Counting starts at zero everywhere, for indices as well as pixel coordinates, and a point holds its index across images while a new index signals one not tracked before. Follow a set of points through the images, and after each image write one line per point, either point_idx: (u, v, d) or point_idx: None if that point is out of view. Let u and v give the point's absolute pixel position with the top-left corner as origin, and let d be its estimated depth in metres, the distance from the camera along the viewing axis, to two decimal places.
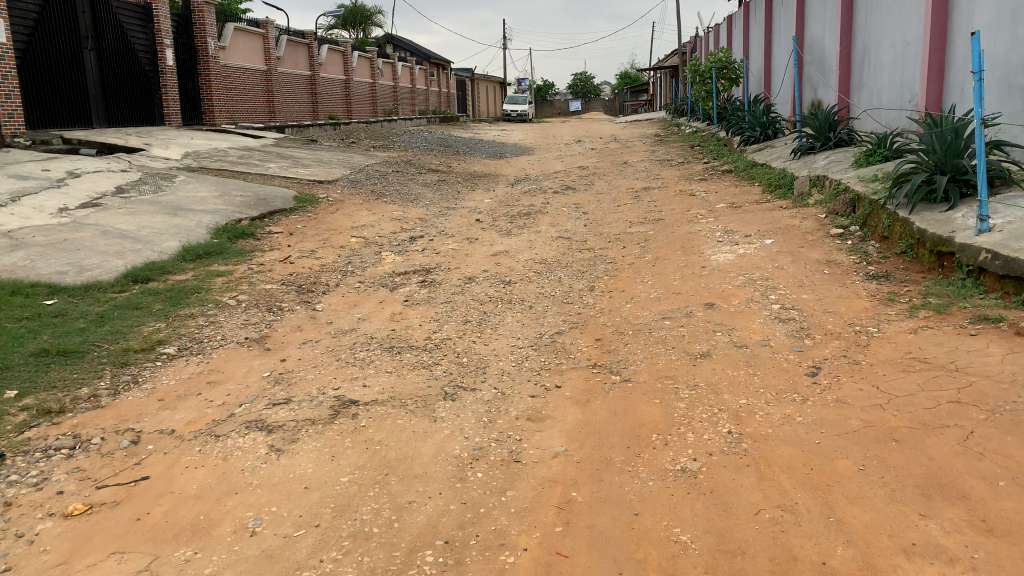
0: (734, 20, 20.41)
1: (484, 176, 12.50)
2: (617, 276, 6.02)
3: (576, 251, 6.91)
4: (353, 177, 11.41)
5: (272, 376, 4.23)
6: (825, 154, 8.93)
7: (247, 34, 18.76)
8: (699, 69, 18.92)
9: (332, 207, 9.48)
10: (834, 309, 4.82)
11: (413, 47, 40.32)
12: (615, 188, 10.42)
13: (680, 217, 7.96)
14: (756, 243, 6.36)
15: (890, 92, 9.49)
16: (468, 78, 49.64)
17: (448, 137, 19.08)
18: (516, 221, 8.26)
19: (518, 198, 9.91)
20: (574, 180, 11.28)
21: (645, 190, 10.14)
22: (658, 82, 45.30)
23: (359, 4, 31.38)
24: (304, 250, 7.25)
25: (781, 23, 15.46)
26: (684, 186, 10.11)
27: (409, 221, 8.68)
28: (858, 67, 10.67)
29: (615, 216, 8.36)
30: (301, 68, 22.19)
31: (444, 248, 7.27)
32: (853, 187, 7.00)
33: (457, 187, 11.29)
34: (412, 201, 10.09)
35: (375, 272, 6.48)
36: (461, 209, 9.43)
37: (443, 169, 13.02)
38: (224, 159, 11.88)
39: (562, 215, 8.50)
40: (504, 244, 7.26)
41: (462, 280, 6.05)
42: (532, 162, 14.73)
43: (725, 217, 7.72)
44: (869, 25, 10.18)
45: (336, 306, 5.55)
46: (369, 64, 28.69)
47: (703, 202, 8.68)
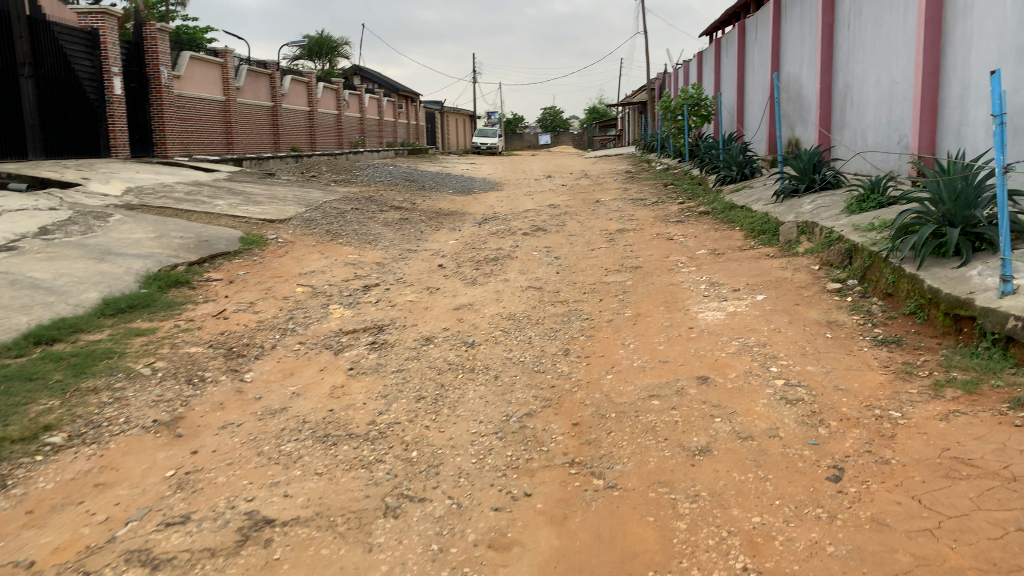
0: (705, 56, 20.13)
1: (449, 214, 11.80)
2: (593, 336, 5.32)
3: (548, 304, 6.21)
4: (308, 216, 10.65)
5: (175, 478, 3.45)
6: (810, 197, 8.37)
7: (204, 63, 18.03)
8: (671, 104, 18.52)
9: (281, 250, 8.70)
10: (846, 385, 4.16)
11: (381, 79, 39.82)
12: (588, 230, 9.77)
13: (660, 265, 7.32)
14: (747, 299, 5.71)
15: (875, 132, 9.00)
16: (437, 110, 49.22)
17: (414, 171, 18.40)
18: (481, 265, 7.55)
19: (484, 239, 9.21)
20: (544, 219, 10.63)
21: (619, 232, 9.51)
22: (627, 117, 45.28)
23: (324, 35, 30.83)
24: (242, 303, 6.45)
25: (756, 59, 15.11)
26: (661, 228, 9.50)
27: (364, 265, 7.94)
28: (840, 105, 10.22)
29: (590, 262, 7.69)
30: (261, 98, 21.45)
31: (401, 298, 6.53)
32: (849, 236, 6.41)
33: (420, 226, 10.58)
34: (370, 242, 9.33)
35: (320, 330, 5.71)
36: (422, 251, 8.69)
37: (406, 206, 12.29)
38: (169, 195, 11.02)
39: (531, 260, 7.81)
40: (468, 294, 6.54)
41: (418, 341, 5.29)
42: (500, 198, 14.06)
43: (708, 266, 7.08)
44: (852, 62, 9.73)
45: (269, 376, 4.77)
46: (334, 96, 28.05)
47: (683, 248, 8.06)
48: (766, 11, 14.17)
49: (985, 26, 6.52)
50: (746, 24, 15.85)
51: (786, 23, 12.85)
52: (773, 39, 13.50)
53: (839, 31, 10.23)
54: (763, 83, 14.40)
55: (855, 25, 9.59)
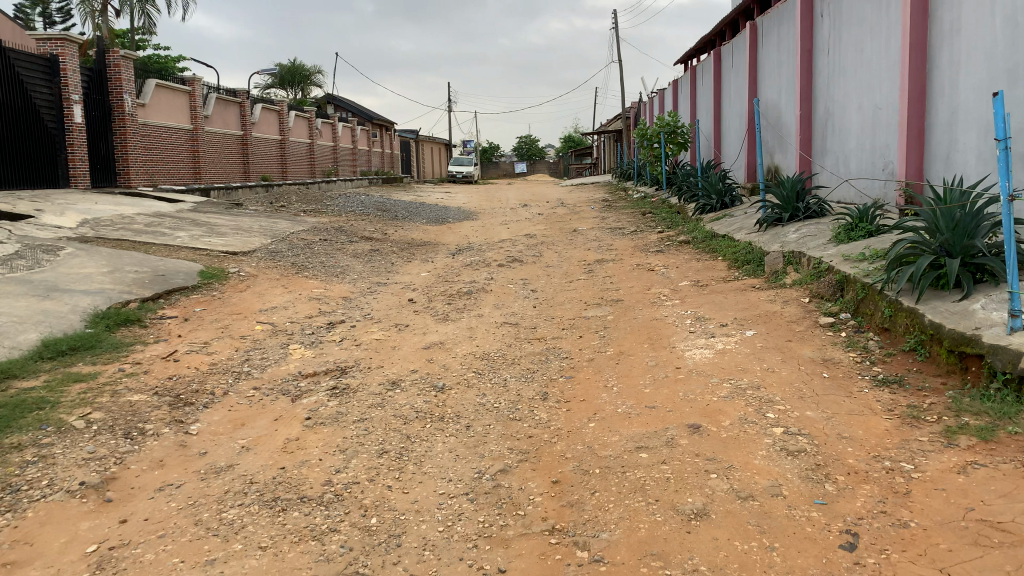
0: (681, 84, 20.08)
1: (422, 244, 11.43)
2: (573, 378, 4.93)
3: (524, 341, 5.83)
4: (274, 248, 10.22)
5: (97, 555, 2.99)
6: (794, 226, 8.12)
7: (171, 91, 17.63)
8: (647, 132, 18.38)
9: (243, 284, 8.25)
10: (850, 433, 3.80)
11: (356, 108, 39.60)
12: (565, 260, 9.43)
13: (641, 298, 6.98)
14: (736, 335, 5.37)
15: (859, 159, 8.80)
16: (412, 140, 49.08)
17: (386, 201, 18.04)
18: (454, 299, 7.17)
19: (457, 271, 8.83)
20: (519, 249, 10.29)
21: (598, 262, 9.17)
22: (602, 146, 45.42)
23: (297, 64, 30.57)
24: (195, 344, 6.00)
25: (732, 87, 15.02)
26: (640, 258, 9.19)
27: (330, 301, 7.53)
28: (821, 131, 10.04)
29: (568, 295, 7.34)
30: (231, 127, 21.06)
31: (367, 337, 6.11)
32: (840, 267, 6.12)
33: (391, 257, 10.19)
34: (338, 275, 8.92)
35: (278, 373, 5.27)
36: (392, 285, 8.30)
37: (377, 237, 11.90)
38: (128, 227, 10.53)
39: (507, 293, 7.44)
40: (439, 330, 6.14)
41: (383, 385, 4.88)
42: (474, 228, 13.72)
43: (692, 299, 6.75)
44: (833, 88, 9.57)
45: (217, 428, 4.33)
46: (307, 125, 27.72)
47: (665, 280, 7.73)
48: (742, 38, 14.09)
49: (973, 49, 6.32)
50: (722, 51, 15.78)
51: (763, 50, 12.74)
52: (750, 66, 13.39)
53: (818, 57, 10.08)
54: (741, 110, 14.27)
55: (835, 51, 9.44)
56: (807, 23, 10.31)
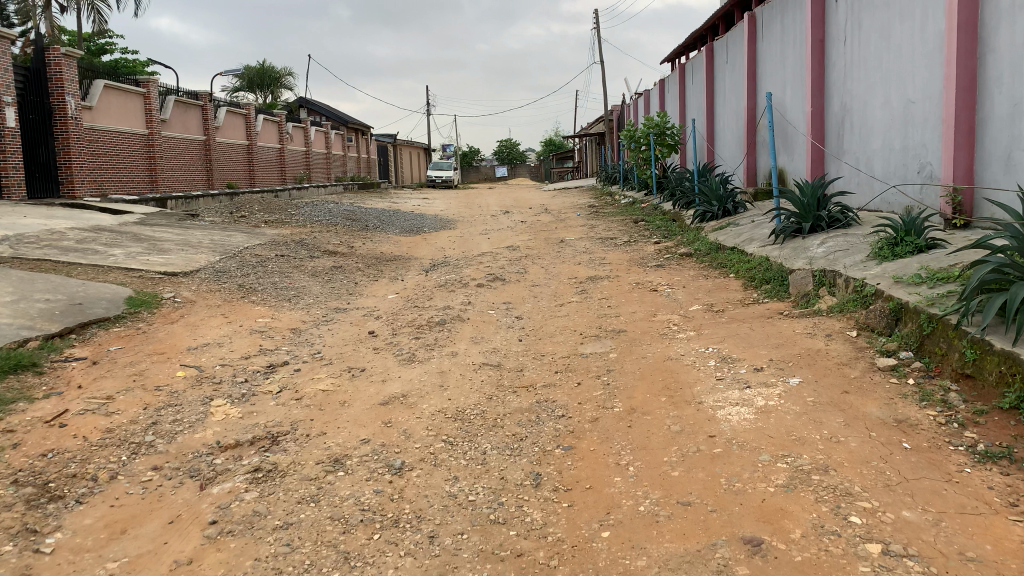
0: (669, 84, 19.05)
1: (392, 259, 10.23)
2: (573, 449, 3.76)
3: (509, 390, 4.64)
4: (222, 267, 8.97)
5: None
6: (818, 238, 7.01)
7: (123, 93, 16.31)
8: (635, 134, 17.27)
9: (177, 314, 6.99)
10: (976, 551, 2.65)
11: (329, 112, 38.30)
12: (554, 279, 8.25)
13: (649, 328, 5.81)
14: (777, 386, 4.22)
15: (885, 160, 7.73)
16: (390, 144, 47.87)
17: (357, 209, 16.83)
18: (423, 330, 5.98)
19: (429, 292, 7.64)
20: (500, 264, 9.10)
21: (591, 281, 8.00)
22: (584, 149, 44.47)
23: (266, 65, 29.25)
24: (95, 398, 4.75)
25: (728, 83, 13.98)
26: (639, 275, 8.03)
27: (276, 334, 6.32)
28: (835, 130, 8.97)
29: (560, 325, 6.16)
30: (192, 131, 19.74)
31: (312, 387, 4.90)
32: (892, 292, 5.00)
33: (355, 275, 9.00)
34: (291, 299, 7.70)
35: (189, 445, 4.05)
36: (350, 312, 7.10)
37: (342, 251, 10.67)
38: (55, 243, 9.21)
39: (488, 323, 6.25)
40: (403, 375, 4.94)
41: (324, 465, 3.68)
42: (452, 239, 12.51)
43: (709, 329, 5.59)
44: (851, 80, 8.50)
45: (86, 541, 3.11)
46: (276, 129, 26.44)
47: (674, 302, 6.58)
48: (739, 32, 13.03)
49: None
50: (715, 46, 14.73)
51: (764, 43, 11.68)
52: (749, 61, 12.32)
53: (831, 47, 9.03)
54: (738, 109, 13.23)
55: (854, 39, 8.37)
56: (818, 9, 9.25)
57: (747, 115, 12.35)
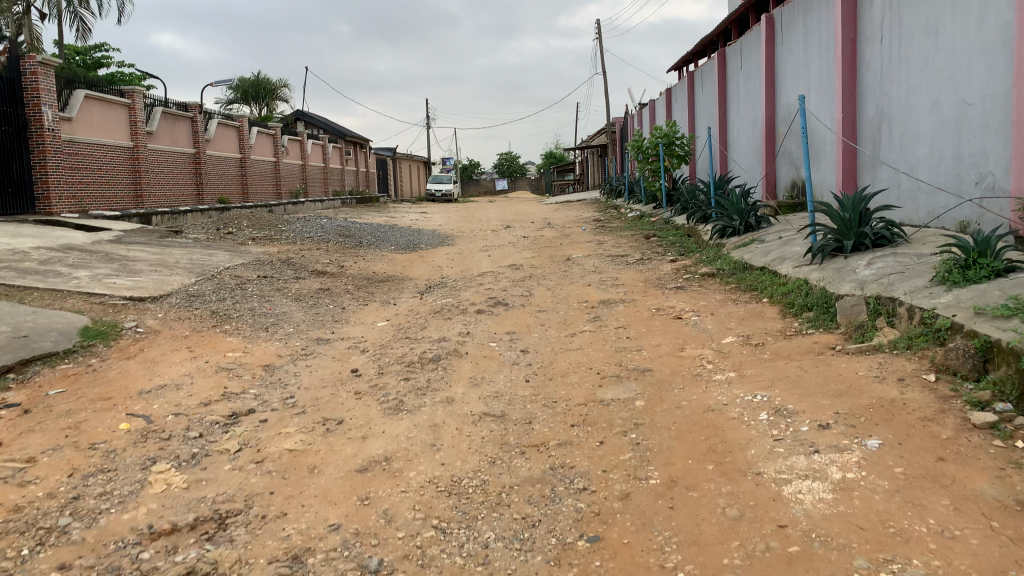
0: (677, 92, 18.28)
1: (385, 279, 9.41)
2: (602, 542, 2.91)
3: (514, 450, 3.80)
4: (197, 290, 8.14)
5: None
6: (864, 259, 6.20)
7: (106, 103, 15.60)
8: (643, 145, 16.43)
9: (136, 347, 6.14)
10: None
11: (327, 124, 37.60)
12: (563, 304, 7.42)
13: (679, 368, 4.96)
14: (854, 450, 3.38)
15: (933, 170, 6.93)
16: (390, 157, 47.19)
17: (352, 223, 16.03)
18: (413, 369, 5.14)
19: (423, 320, 6.81)
20: (503, 286, 8.26)
21: (604, 305, 7.17)
22: (586, 162, 43.75)
23: (261, 77, 28.53)
24: (13, 460, 3.88)
25: (742, 90, 13.20)
26: (659, 299, 7.21)
27: (245, 373, 5.48)
28: (870, 138, 8.18)
29: (573, 362, 5.32)
30: (181, 144, 19.00)
31: (277, 447, 4.05)
32: (974, 327, 4.17)
33: (343, 299, 8.18)
34: (269, 328, 6.86)
35: (115, 530, 3.20)
36: (334, 345, 6.27)
37: (331, 271, 9.85)
38: (15, 264, 8.38)
39: (489, 359, 5.41)
40: (387, 430, 4.10)
41: (279, 566, 2.83)
42: (450, 256, 11.69)
43: (751, 369, 4.76)
44: (889, 83, 7.72)
45: None
46: (270, 142, 25.71)
47: (703, 334, 5.75)
48: (755, 35, 12.27)
49: None
50: (728, 52, 13.99)
51: (784, 46, 10.93)
52: (767, 67, 11.55)
53: (863, 47, 8.25)
54: (755, 117, 12.45)
55: (892, 37, 7.59)
56: (849, 5, 8.46)
57: (765, 124, 11.58)
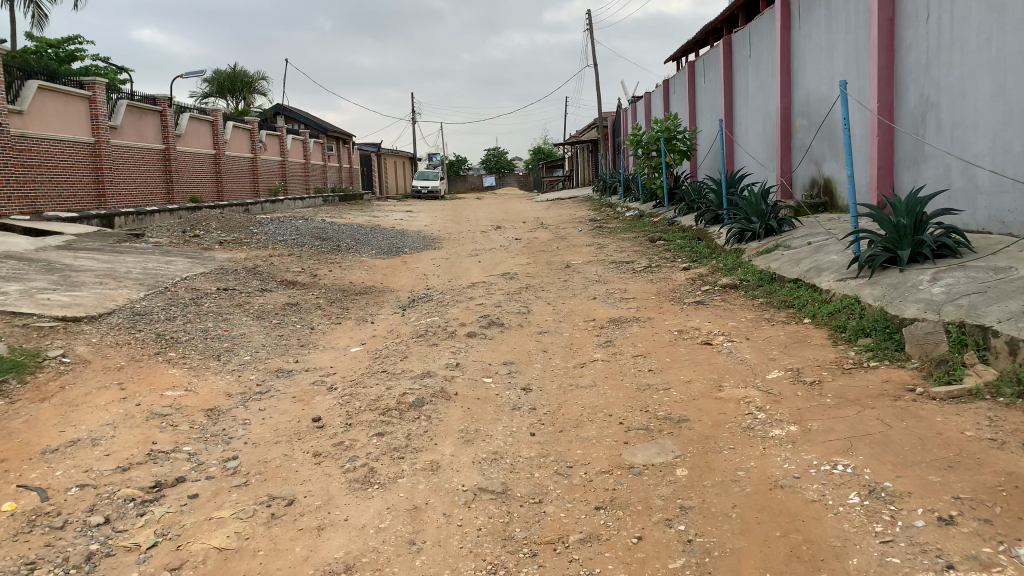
0: (677, 84, 17.35)
1: (364, 290, 8.38)
2: None
3: (522, 553, 2.81)
4: (145, 308, 7.08)
5: None
6: (927, 273, 5.27)
7: (63, 96, 14.45)
8: (642, 140, 15.49)
9: (57, 383, 5.06)
10: None
11: (309, 120, 36.45)
12: (568, 323, 6.42)
13: (721, 419, 3.97)
14: (1006, 567, 2.39)
15: (999, 168, 6.01)
16: (375, 154, 46.09)
17: (333, 225, 14.99)
18: (389, 419, 4.12)
19: (404, 344, 5.79)
20: (497, 300, 7.26)
21: (615, 326, 6.18)
22: (576, 158, 42.82)
23: (238, 69, 27.36)
24: None
25: (752, 81, 12.28)
26: (678, 317, 6.22)
27: (183, 422, 4.44)
28: (913, 131, 7.26)
29: (588, 408, 4.31)
30: (149, 140, 17.86)
31: (203, 542, 3.02)
32: None
33: (313, 316, 7.14)
34: (222, 356, 5.82)
35: None
36: (296, 381, 5.24)
37: (303, 281, 8.80)
38: None
39: (483, 403, 4.40)
40: (351, 518, 3.09)
41: None
42: (437, 263, 10.66)
43: (815, 420, 3.77)
44: (937, 68, 6.80)
45: None
46: (248, 137, 24.58)
47: (742, 368, 4.76)
48: (768, 21, 11.34)
49: None
50: (735, 40, 13.06)
51: (803, 31, 10.01)
52: (782, 55, 10.63)
53: (904, 29, 7.32)
54: (767, 110, 11.52)
55: (944, 16, 6.66)
56: None
57: (781, 117, 10.66)
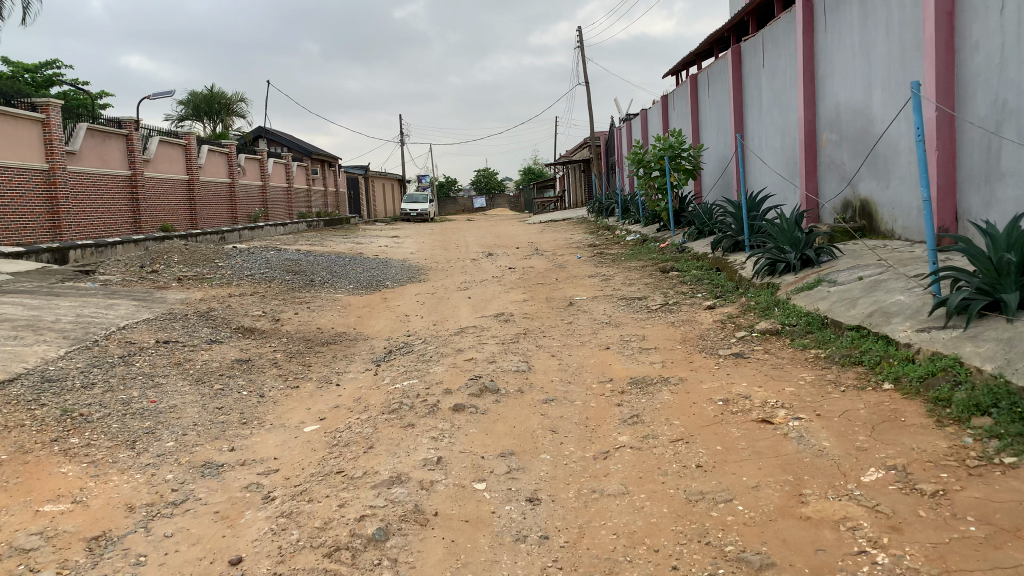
0: (679, 99, 16.27)
1: (332, 339, 7.10)
2: None
3: None
4: (59, 370, 5.76)
5: None
6: None
7: (11, 119, 13.16)
8: (644, 158, 14.39)
9: None
10: None
11: (292, 142, 35.26)
12: (578, 387, 5.16)
13: (824, 564, 2.71)
14: None
15: None
16: (363, 176, 44.91)
17: (310, 255, 13.71)
18: (337, 568, 2.84)
19: (371, 422, 4.51)
20: (490, 352, 6.00)
21: (640, 392, 4.91)
22: (569, 178, 41.77)
23: (215, 90, 26.18)
24: None
25: (767, 92, 11.18)
26: (718, 381, 4.97)
27: (49, 564, 3.13)
28: (984, 142, 6.07)
29: (622, 537, 3.04)
30: (112, 165, 16.60)
31: None
32: None
33: (266, 379, 5.85)
34: (138, 442, 4.51)
35: None
36: (226, 483, 3.94)
37: (262, 328, 7.51)
38: None
39: (473, 531, 3.12)
40: None
41: None
42: (421, 300, 9.41)
43: (970, 573, 2.51)
44: (1016, 67, 5.64)
45: None
46: (225, 161, 23.36)
47: (824, 466, 3.50)
48: (786, 25, 10.25)
49: None
50: (746, 48, 11.98)
51: (831, 34, 8.91)
52: (805, 62, 9.52)
53: (967, 22, 6.17)
54: (786, 123, 10.40)
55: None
56: None
57: (804, 131, 9.53)
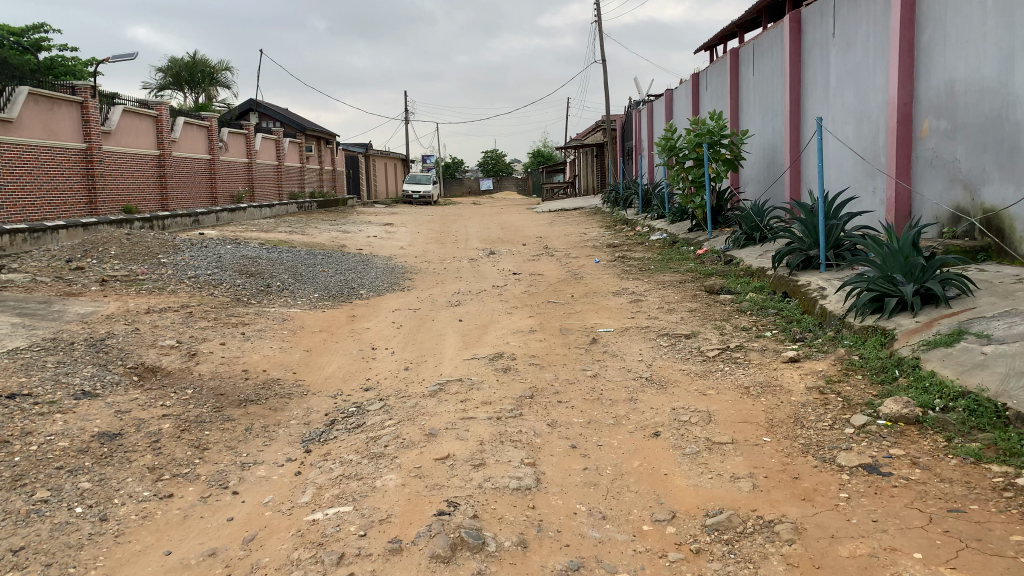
0: (715, 77, 14.05)
1: (257, 392, 5.01)
2: None
3: None
4: None
5: None
6: None
7: None
8: (676, 146, 12.25)
9: None
10: None
11: (285, 116, 33.07)
12: (619, 532, 3.06)
13: None
14: None
15: None
16: (363, 155, 42.74)
17: (277, 249, 11.61)
18: None
19: None
20: (476, 441, 3.90)
21: (733, 564, 2.80)
22: (580, 162, 39.56)
23: (197, 58, 24.01)
24: None
25: (837, 66, 8.98)
26: (865, 542, 2.84)
27: None
28: None
29: None
30: (62, 137, 14.49)
31: None
32: None
33: (126, 478, 3.75)
34: None
35: None
36: None
37: (167, 370, 5.42)
38: None
39: None
40: None
41: None
42: (398, 320, 7.33)
43: None
44: None
45: None
46: (204, 135, 21.23)
47: None
48: None
49: None
50: (809, 11, 9.73)
51: None
52: (901, 25, 7.30)
53: None
54: (866, 105, 8.22)
55: None
56: None
57: (897, 115, 7.34)
